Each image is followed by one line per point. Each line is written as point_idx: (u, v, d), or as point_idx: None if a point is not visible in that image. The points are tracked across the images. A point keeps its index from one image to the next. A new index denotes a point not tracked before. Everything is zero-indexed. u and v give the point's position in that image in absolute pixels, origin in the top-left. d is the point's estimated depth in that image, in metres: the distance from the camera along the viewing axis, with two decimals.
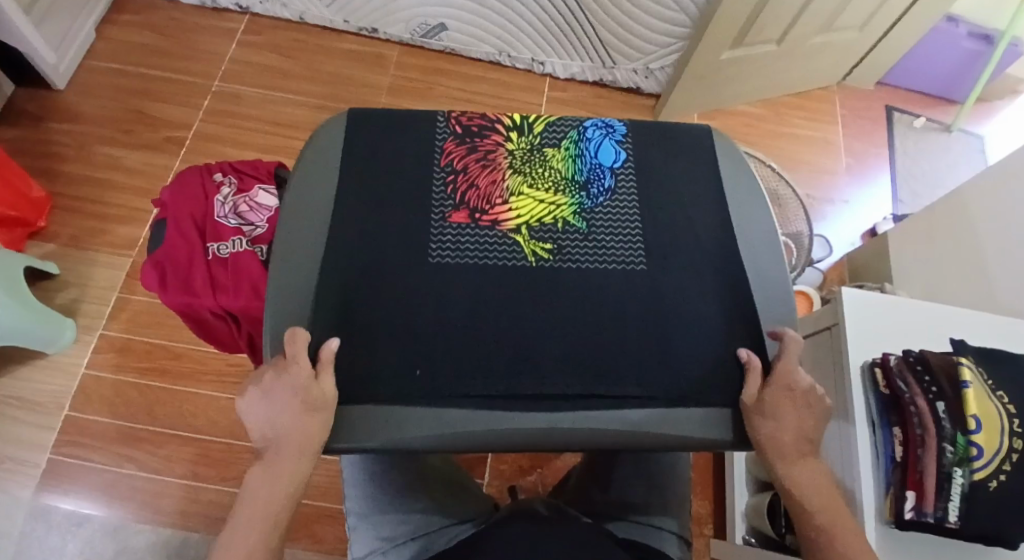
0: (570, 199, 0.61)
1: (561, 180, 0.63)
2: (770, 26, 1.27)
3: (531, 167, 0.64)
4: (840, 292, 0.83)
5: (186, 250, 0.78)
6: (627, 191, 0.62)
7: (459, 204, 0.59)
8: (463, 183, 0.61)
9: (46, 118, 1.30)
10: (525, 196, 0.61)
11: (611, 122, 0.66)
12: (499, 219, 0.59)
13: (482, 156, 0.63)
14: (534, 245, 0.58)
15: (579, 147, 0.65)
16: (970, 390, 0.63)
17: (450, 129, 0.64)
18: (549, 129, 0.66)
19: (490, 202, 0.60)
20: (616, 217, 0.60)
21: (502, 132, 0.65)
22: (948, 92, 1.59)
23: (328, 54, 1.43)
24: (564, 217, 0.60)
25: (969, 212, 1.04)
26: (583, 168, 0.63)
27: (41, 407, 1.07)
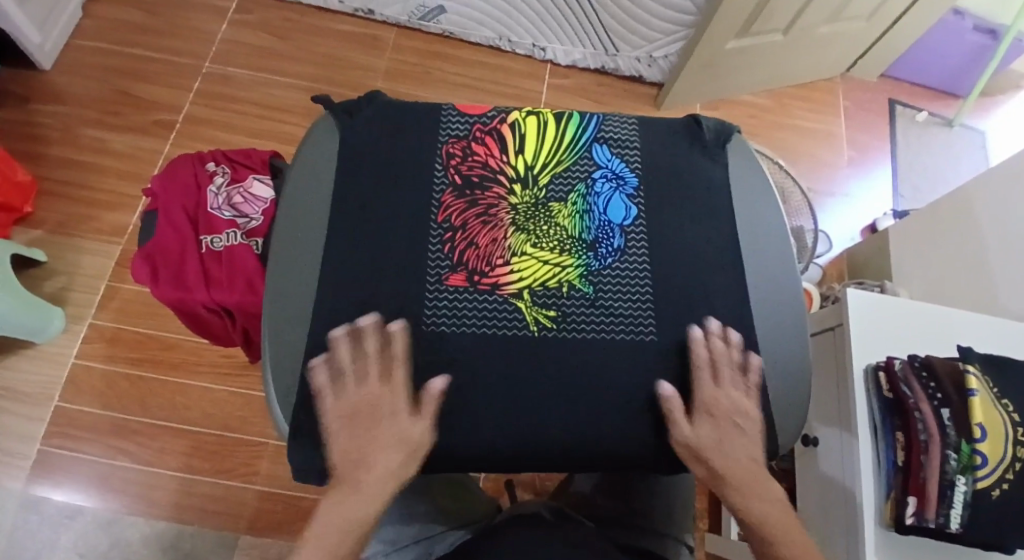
0: (577, 261, 0.58)
1: (567, 239, 0.59)
2: (777, 15, 1.24)
3: (535, 224, 0.60)
4: (845, 294, 0.82)
5: (178, 242, 0.76)
6: (638, 251, 0.59)
7: (457, 266, 0.56)
8: (463, 241, 0.58)
9: (31, 98, 1.25)
10: (528, 256, 0.58)
11: (622, 171, 0.63)
12: (500, 282, 0.56)
13: (483, 212, 0.59)
14: (537, 312, 0.55)
15: (587, 203, 0.61)
16: (976, 398, 0.63)
17: (449, 180, 0.60)
18: (556, 181, 0.62)
19: (490, 262, 0.57)
20: (626, 282, 0.57)
21: (504, 183, 0.61)
22: (950, 85, 1.58)
23: (322, 36, 1.38)
24: (570, 281, 0.57)
25: (972, 211, 1.03)
26: (590, 226, 0.60)
27: (29, 398, 1.05)
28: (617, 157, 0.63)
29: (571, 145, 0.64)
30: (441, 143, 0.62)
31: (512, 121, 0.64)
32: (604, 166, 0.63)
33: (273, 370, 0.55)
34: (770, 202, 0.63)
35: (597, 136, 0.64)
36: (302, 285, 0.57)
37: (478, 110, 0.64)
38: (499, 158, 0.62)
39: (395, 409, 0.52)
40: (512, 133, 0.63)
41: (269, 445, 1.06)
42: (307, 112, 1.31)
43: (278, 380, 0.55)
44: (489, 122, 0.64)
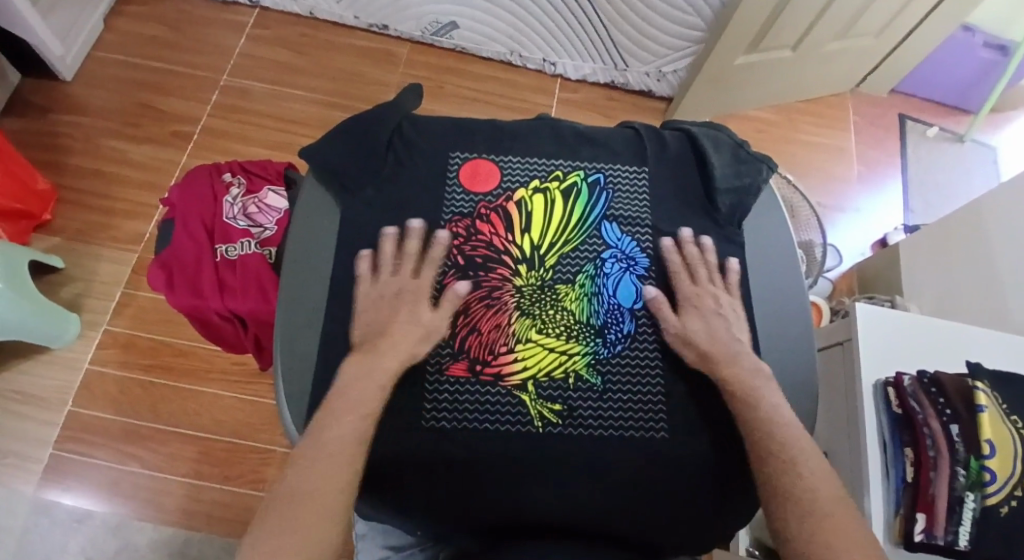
0: (585, 347, 0.56)
1: (574, 324, 0.57)
2: (786, 31, 1.26)
3: (541, 308, 0.57)
4: (854, 307, 0.82)
5: (194, 250, 0.78)
6: (650, 338, 0.56)
7: (458, 353, 0.55)
8: (465, 327, 0.56)
9: (53, 109, 1.29)
10: (533, 343, 0.56)
11: (632, 251, 0.60)
12: (504, 372, 0.54)
13: (487, 294, 0.57)
14: (542, 405, 0.53)
15: (595, 283, 0.58)
16: (985, 415, 0.62)
17: (452, 261, 0.58)
18: (563, 260, 0.59)
19: (492, 350, 0.55)
20: (637, 374, 0.55)
21: (509, 264, 0.58)
22: (961, 101, 1.58)
23: (338, 50, 1.41)
24: (576, 370, 0.55)
25: (983, 227, 1.03)
26: (599, 309, 0.57)
27: (44, 402, 1.07)
28: (628, 237, 0.60)
29: (579, 223, 0.61)
30: (444, 223, 0.60)
31: (519, 200, 0.61)
32: (613, 245, 0.60)
33: (284, 378, 0.55)
34: (779, 227, 0.63)
35: (607, 212, 0.61)
36: (311, 307, 0.57)
37: (483, 185, 0.61)
38: (503, 237, 0.59)
39: (418, 299, 0.56)
40: (518, 211, 0.61)
41: (278, 454, 1.07)
42: (321, 125, 1.33)
43: (289, 385, 0.55)
44: (494, 200, 0.61)
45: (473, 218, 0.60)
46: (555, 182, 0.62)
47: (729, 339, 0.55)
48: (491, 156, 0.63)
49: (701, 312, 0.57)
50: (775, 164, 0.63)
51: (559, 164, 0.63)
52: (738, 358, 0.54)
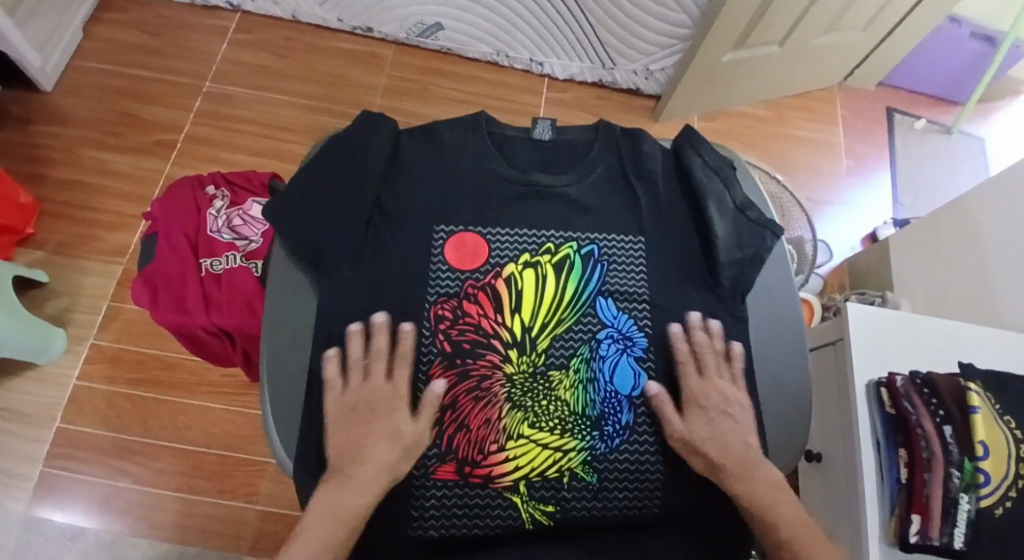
0: (581, 443, 0.57)
1: (569, 416, 0.58)
2: (774, 26, 1.25)
3: (533, 400, 0.58)
4: (846, 308, 0.82)
5: (178, 266, 0.76)
6: (644, 428, 0.58)
7: (447, 455, 0.55)
8: (452, 424, 0.56)
9: (33, 120, 1.26)
10: (525, 439, 0.57)
11: (630, 330, 0.62)
12: (495, 472, 0.56)
13: (476, 385, 0.58)
14: (534, 507, 0.56)
15: (591, 368, 0.60)
16: (978, 415, 0.62)
17: (438, 348, 0.59)
18: (556, 343, 0.61)
19: (483, 450, 0.56)
20: (632, 469, 0.57)
21: (499, 349, 0.60)
22: (949, 92, 1.58)
23: (322, 53, 1.39)
24: (571, 468, 0.56)
25: (973, 221, 1.03)
26: (595, 399, 0.59)
27: (32, 419, 1.05)
28: (624, 314, 0.62)
29: (573, 301, 0.63)
30: (429, 304, 0.61)
31: (508, 275, 0.63)
32: (608, 325, 0.62)
33: (271, 402, 0.57)
34: (778, 272, 0.65)
35: (601, 288, 0.63)
36: (299, 331, 0.59)
37: (471, 263, 0.63)
38: (493, 319, 0.61)
39: (381, 410, 0.57)
40: (508, 289, 0.63)
41: (271, 465, 1.06)
42: (307, 130, 1.31)
43: (276, 408, 0.57)
44: (481, 278, 0.63)
45: (463, 300, 0.62)
46: (546, 256, 0.64)
47: (738, 435, 0.57)
48: (479, 230, 0.64)
49: (708, 410, 0.58)
50: (780, 229, 0.64)
51: (550, 236, 0.65)
52: (752, 464, 0.55)
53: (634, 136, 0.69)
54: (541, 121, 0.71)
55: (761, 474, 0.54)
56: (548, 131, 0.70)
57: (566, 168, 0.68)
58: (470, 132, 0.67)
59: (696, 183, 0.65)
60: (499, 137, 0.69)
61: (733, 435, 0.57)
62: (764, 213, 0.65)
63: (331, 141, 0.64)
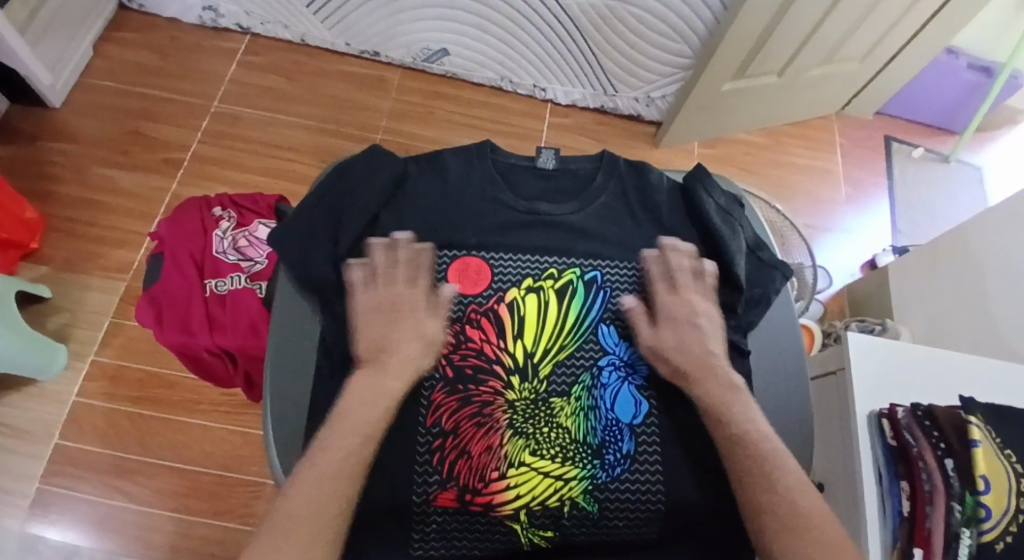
0: (583, 472, 0.57)
1: (570, 444, 0.58)
2: (773, 57, 1.27)
3: (534, 426, 0.58)
4: (847, 336, 0.82)
5: (183, 286, 0.77)
6: (646, 456, 0.59)
7: (448, 482, 0.55)
8: (454, 451, 0.56)
9: (41, 137, 1.28)
10: (526, 467, 0.57)
11: (631, 358, 0.63)
12: (496, 501, 0.56)
13: (478, 411, 0.58)
14: (534, 533, 0.56)
15: (592, 396, 0.60)
16: (979, 449, 0.61)
17: (440, 373, 0.59)
18: (558, 370, 0.61)
19: (484, 477, 0.56)
20: (633, 497, 0.57)
21: (501, 375, 0.60)
22: (947, 122, 1.60)
23: (329, 77, 1.42)
24: (572, 497, 0.56)
25: (972, 251, 1.04)
26: (596, 427, 0.59)
27: (29, 436, 1.05)
28: (625, 341, 0.63)
29: (575, 326, 0.63)
30: None
31: (510, 300, 0.64)
32: (611, 351, 0.63)
33: (275, 428, 0.58)
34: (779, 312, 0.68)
35: (604, 315, 0.64)
36: (303, 357, 0.60)
37: (473, 287, 0.63)
38: (495, 345, 0.61)
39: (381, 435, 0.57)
40: (510, 314, 0.63)
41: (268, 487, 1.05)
42: (313, 151, 1.33)
43: (279, 433, 0.58)
44: (484, 303, 0.63)
45: (466, 325, 0.62)
46: (549, 280, 0.65)
47: (706, 344, 0.61)
48: (482, 253, 0.65)
49: (673, 320, 0.62)
50: (790, 271, 0.67)
51: (552, 261, 0.66)
52: (711, 369, 0.59)
53: (642, 169, 0.70)
54: (545, 150, 0.72)
55: (718, 384, 0.59)
56: (552, 161, 0.70)
57: (571, 196, 0.69)
58: (474, 161, 0.69)
59: (711, 220, 0.66)
60: (504, 164, 0.70)
61: (695, 342, 0.61)
62: (775, 254, 0.68)
63: (337, 174, 0.66)
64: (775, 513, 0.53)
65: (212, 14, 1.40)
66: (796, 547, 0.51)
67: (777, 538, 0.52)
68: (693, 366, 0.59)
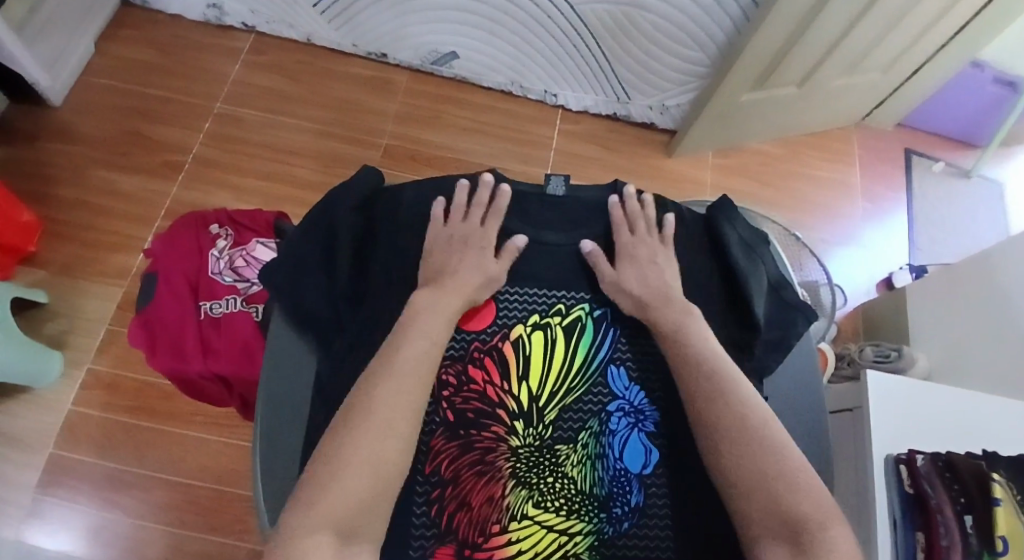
0: (588, 527, 0.54)
1: (576, 496, 0.55)
2: (795, 67, 1.22)
3: (539, 476, 0.56)
4: (865, 373, 0.80)
5: (176, 307, 0.74)
6: (654, 511, 0.55)
7: (447, 536, 0.53)
8: (454, 502, 0.54)
9: (40, 136, 1.25)
10: (529, 521, 0.54)
11: (640, 403, 0.60)
12: (496, 557, 0.52)
13: (479, 459, 0.56)
14: None
15: (600, 444, 0.58)
16: (1001, 509, 0.58)
17: (440, 417, 0.57)
18: (565, 415, 0.59)
19: (485, 531, 0.53)
20: (640, 556, 0.54)
21: (504, 420, 0.58)
22: (970, 135, 1.55)
23: (335, 78, 1.38)
24: (578, 553, 0.53)
25: (996, 279, 1.00)
26: (603, 478, 0.56)
27: (25, 446, 1.03)
28: (635, 385, 0.60)
29: (582, 369, 0.61)
30: (434, 367, 0.59)
31: (515, 337, 0.61)
32: (620, 396, 0.60)
33: (263, 474, 0.55)
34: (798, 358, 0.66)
35: (612, 355, 0.62)
36: (298, 394, 0.59)
37: (478, 323, 0.62)
38: (499, 387, 0.59)
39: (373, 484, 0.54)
40: (516, 354, 0.61)
41: None
42: (318, 155, 1.30)
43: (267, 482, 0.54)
44: (488, 339, 0.61)
45: (467, 362, 0.60)
46: (557, 317, 0.63)
47: (664, 277, 0.62)
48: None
49: (637, 259, 0.64)
50: (813, 313, 0.65)
51: (560, 296, 0.64)
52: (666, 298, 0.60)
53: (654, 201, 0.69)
54: (553, 177, 0.71)
55: (676, 309, 0.59)
56: (561, 187, 0.69)
57: (582, 226, 0.67)
58: (478, 187, 0.67)
59: (731, 254, 0.65)
60: (511, 192, 0.68)
61: (655, 278, 0.62)
62: (797, 294, 0.67)
63: (336, 197, 0.65)
64: (717, 425, 0.50)
65: (217, 12, 1.36)
66: (745, 460, 0.48)
67: (726, 446, 0.49)
68: (655, 297, 0.61)
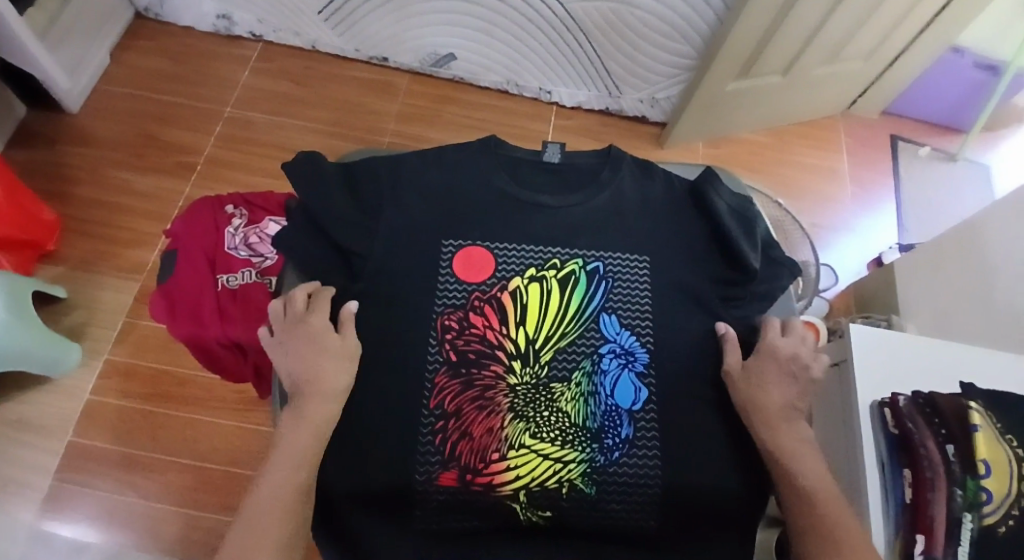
0: (580, 456, 0.59)
1: (570, 429, 0.60)
2: (777, 57, 1.28)
3: (535, 411, 0.61)
4: (850, 328, 0.83)
5: (194, 279, 0.80)
6: (644, 442, 0.60)
7: (449, 462, 0.58)
8: (456, 432, 0.59)
9: (58, 141, 1.32)
10: (526, 449, 0.59)
11: (631, 345, 0.64)
12: (496, 481, 0.58)
13: (479, 395, 0.61)
14: (532, 511, 0.59)
15: (592, 383, 0.62)
16: (978, 434, 0.62)
17: (443, 356, 0.62)
18: (559, 356, 0.63)
19: (484, 458, 0.59)
20: (630, 482, 0.59)
21: (502, 360, 0.63)
22: (954, 120, 1.60)
23: (339, 82, 1.45)
24: (571, 479, 0.59)
25: (979, 246, 1.04)
26: (595, 412, 0.61)
27: (46, 430, 1.07)
28: (626, 330, 0.64)
29: (576, 316, 0.65)
30: (437, 313, 0.64)
31: (512, 288, 0.66)
32: (612, 339, 0.64)
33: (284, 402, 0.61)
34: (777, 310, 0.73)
35: (604, 304, 0.65)
36: None
37: (478, 275, 0.66)
38: (497, 331, 0.64)
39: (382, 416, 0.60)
40: (513, 302, 0.65)
41: None
42: (323, 154, 1.36)
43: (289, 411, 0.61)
44: (488, 290, 0.65)
45: (465, 310, 0.64)
46: (552, 271, 0.67)
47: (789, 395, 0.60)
48: (486, 243, 0.67)
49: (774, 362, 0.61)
50: (797, 269, 0.70)
51: (555, 252, 0.67)
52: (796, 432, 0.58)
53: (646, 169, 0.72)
54: (550, 145, 0.74)
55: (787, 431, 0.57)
56: (557, 155, 0.73)
57: (576, 191, 0.70)
58: (479, 156, 0.70)
59: (724, 224, 0.67)
60: (509, 159, 0.72)
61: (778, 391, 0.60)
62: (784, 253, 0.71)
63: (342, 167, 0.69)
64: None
65: (226, 22, 1.43)
66: None
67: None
68: (772, 407, 0.59)
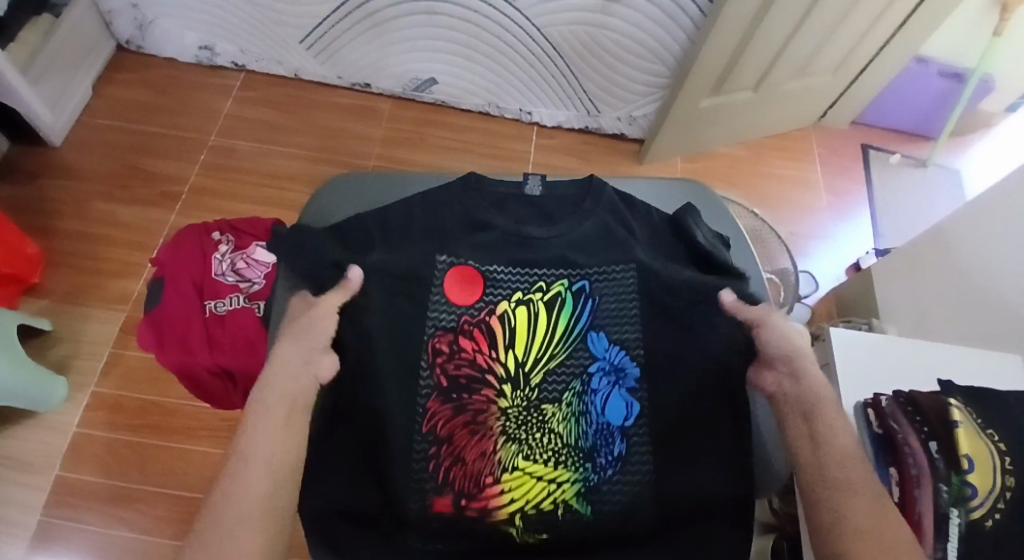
0: (573, 476, 0.61)
1: (562, 449, 0.62)
2: (748, 73, 1.32)
3: (527, 433, 0.62)
4: (829, 331, 0.83)
5: (182, 306, 0.79)
6: (635, 458, 0.61)
7: (444, 488, 0.60)
8: (449, 458, 0.61)
9: (41, 174, 1.31)
10: (520, 472, 0.61)
11: (620, 362, 0.64)
12: (492, 505, 0.60)
13: (471, 419, 0.62)
14: (528, 533, 0.60)
15: (582, 402, 0.64)
16: (960, 430, 0.61)
17: (434, 382, 0.63)
18: (549, 378, 0.65)
19: (478, 482, 0.60)
20: (624, 499, 0.60)
21: (494, 384, 0.64)
22: (921, 128, 1.65)
23: (322, 109, 1.47)
24: (565, 499, 0.61)
25: (951, 247, 1.07)
26: (587, 431, 0.63)
27: (31, 467, 1.05)
28: (614, 347, 0.65)
29: (564, 336, 0.66)
30: (427, 338, 0.64)
31: (501, 312, 0.67)
32: (600, 357, 0.65)
33: None
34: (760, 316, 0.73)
35: (591, 323, 0.66)
36: None
37: (467, 298, 0.66)
38: (488, 354, 0.65)
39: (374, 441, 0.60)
40: (502, 326, 0.66)
41: None
42: (308, 180, 1.37)
43: None
44: (477, 314, 0.66)
45: (454, 335, 0.65)
46: (539, 293, 0.68)
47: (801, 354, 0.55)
48: (475, 264, 0.68)
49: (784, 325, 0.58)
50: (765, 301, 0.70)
51: (542, 274, 0.68)
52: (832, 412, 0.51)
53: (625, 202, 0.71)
54: (531, 176, 0.72)
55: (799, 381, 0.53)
56: (538, 188, 0.71)
57: (558, 218, 0.70)
58: (460, 192, 0.69)
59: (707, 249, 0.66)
60: (493, 194, 0.70)
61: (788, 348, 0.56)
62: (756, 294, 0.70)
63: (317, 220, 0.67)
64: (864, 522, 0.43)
65: (209, 53, 1.45)
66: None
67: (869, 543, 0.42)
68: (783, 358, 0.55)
